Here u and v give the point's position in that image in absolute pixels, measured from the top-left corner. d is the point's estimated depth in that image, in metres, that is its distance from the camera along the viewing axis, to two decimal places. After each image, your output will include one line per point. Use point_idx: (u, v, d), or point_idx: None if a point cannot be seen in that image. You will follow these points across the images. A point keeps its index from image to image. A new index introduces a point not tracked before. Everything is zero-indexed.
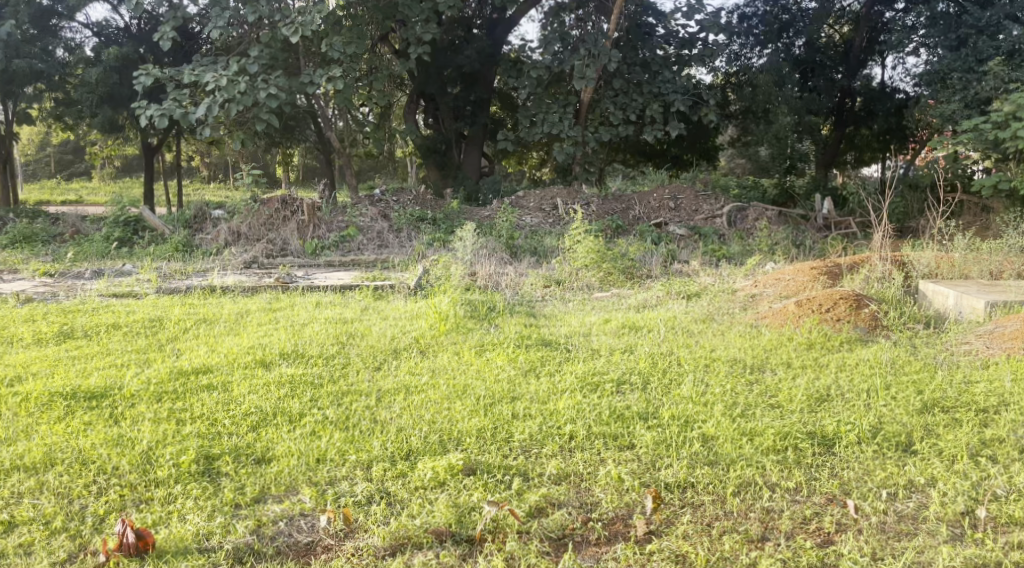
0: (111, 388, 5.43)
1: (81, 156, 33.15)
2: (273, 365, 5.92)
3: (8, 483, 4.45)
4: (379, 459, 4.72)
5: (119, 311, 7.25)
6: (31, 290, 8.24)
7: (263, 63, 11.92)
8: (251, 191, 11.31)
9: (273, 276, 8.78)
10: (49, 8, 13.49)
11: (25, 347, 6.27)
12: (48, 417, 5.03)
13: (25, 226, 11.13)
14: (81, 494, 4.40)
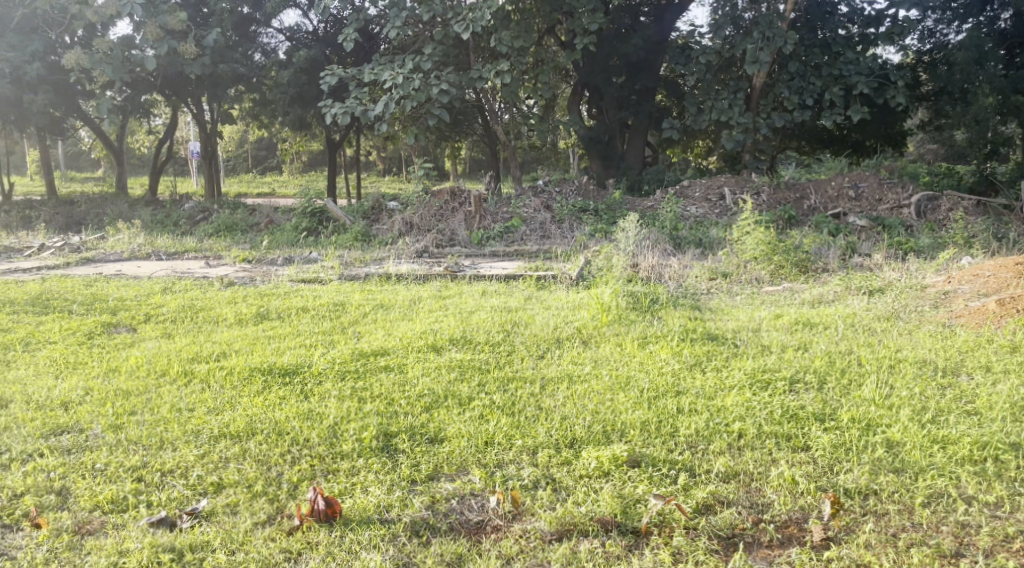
0: (302, 365, 5.82)
1: (273, 153, 35.37)
2: (443, 350, 6.18)
3: (216, 448, 4.85)
4: (544, 445, 4.86)
5: (307, 295, 7.72)
6: (233, 274, 8.90)
7: (436, 59, 12.31)
8: (423, 183, 11.75)
9: (442, 265, 9.08)
10: (249, 16, 14.56)
11: (229, 327, 6.77)
12: (249, 390, 5.45)
13: (227, 217, 12.01)
14: (277, 462, 4.75)
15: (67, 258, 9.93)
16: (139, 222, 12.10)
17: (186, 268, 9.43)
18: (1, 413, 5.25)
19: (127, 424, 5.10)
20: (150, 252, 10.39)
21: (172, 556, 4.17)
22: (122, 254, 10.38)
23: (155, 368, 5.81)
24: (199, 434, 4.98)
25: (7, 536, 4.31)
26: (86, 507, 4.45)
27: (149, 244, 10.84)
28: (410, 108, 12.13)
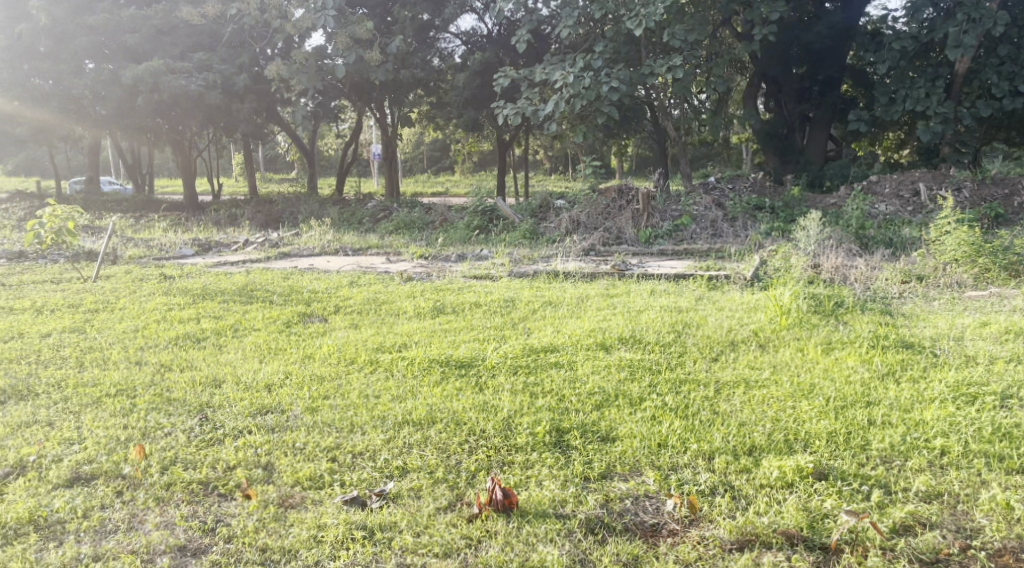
0: (477, 358, 5.99)
1: (447, 153, 36.27)
2: (612, 349, 6.17)
3: (401, 434, 5.02)
4: (720, 451, 4.72)
5: (479, 291, 8.13)
6: (411, 270, 9.45)
7: (607, 57, 12.21)
8: (591, 180, 11.69)
9: (610, 263, 8.99)
10: (429, 22, 14.89)
11: (409, 319, 7.22)
12: (428, 380, 5.68)
13: (405, 215, 12.35)
14: (456, 451, 4.87)
15: (268, 253, 10.53)
16: (327, 220, 12.64)
17: (369, 264, 9.93)
18: (215, 391, 5.62)
19: (322, 407, 5.36)
20: (338, 246, 10.91)
21: (365, 533, 4.35)
22: (316, 249, 10.91)
23: (345, 356, 6.15)
24: (385, 420, 5.18)
25: (222, 503, 4.58)
26: (288, 482, 4.69)
27: (337, 240, 11.35)
28: (580, 107, 12.09)
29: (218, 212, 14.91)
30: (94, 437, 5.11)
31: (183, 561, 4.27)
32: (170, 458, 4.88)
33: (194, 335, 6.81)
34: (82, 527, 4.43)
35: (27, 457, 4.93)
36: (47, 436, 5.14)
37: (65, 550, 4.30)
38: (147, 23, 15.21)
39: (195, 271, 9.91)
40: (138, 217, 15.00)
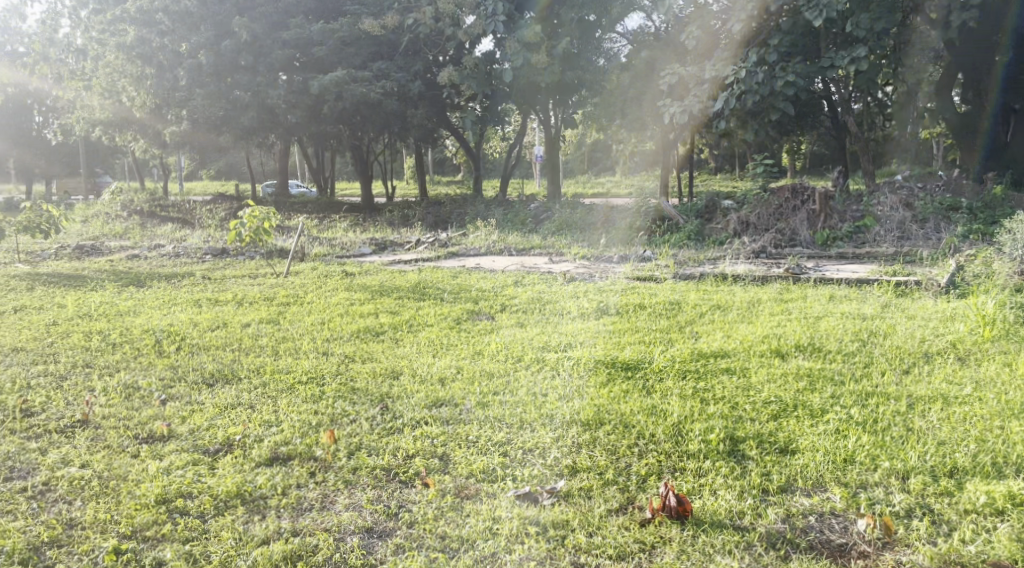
0: (643, 360, 6.36)
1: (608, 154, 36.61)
2: (789, 357, 6.15)
3: (569, 434, 5.27)
4: (918, 471, 4.64)
5: (644, 291, 8.47)
6: (575, 270, 9.79)
7: (783, 49, 11.85)
8: (763, 179, 11.33)
9: (783, 266, 8.66)
10: (594, 22, 15.00)
11: (574, 320, 7.99)
12: (594, 381, 6.03)
13: (568, 216, 12.29)
14: (626, 453, 5.03)
15: (438, 253, 11.28)
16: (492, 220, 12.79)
17: (532, 264, 10.37)
18: (392, 381, 6.17)
19: (493, 402, 5.73)
20: (504, 246, 11.32)
21: (539, 528, 4.52)
22: (482, 248, 11.38)
23: (512, 354, 6.70)
24: (553, 418, 5.47)
25: (404, 490, 4.86)
26: (463, 474, 4.96)
27: (503, 241, 11.67)
28: (752, 103, 12.07)
29: (391, 212, 15.37)
30: (289, 420, 5.60)
31: (371, 542, 4.52)
32: (356, 444, 5.26)
33: (373, 328, 7.86)
34: (281, 504, 4.77)
35: (234, 435, 5.41)
36: (250, 418, 5.65)
37: (267, 524, 4.62)
38: (334, 35, 16.22)
39: (373, 270, 10.94)
40: (322, 217, 15.68)
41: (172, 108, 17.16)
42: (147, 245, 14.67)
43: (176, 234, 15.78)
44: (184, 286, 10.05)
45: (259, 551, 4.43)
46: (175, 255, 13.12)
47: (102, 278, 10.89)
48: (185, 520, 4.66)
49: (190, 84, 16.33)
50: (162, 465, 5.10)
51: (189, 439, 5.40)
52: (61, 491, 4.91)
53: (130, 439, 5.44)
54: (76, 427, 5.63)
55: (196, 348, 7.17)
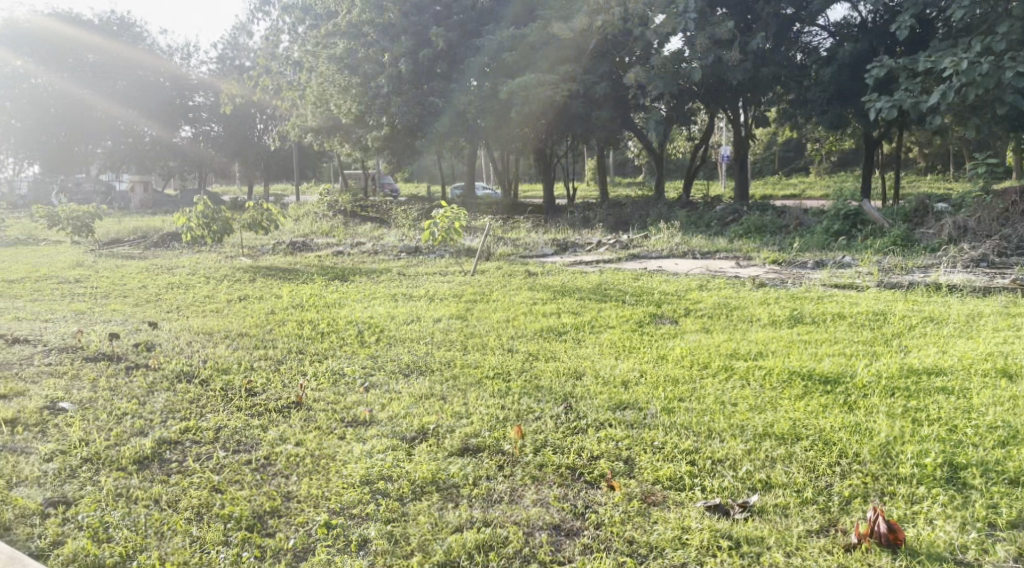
0: (844, 374, 6.31)
1: (801, 153, 36.21)
2: (1017, 377, 6.00)
3: (764, 446, 5.37)
4: None
5: (844, 301, 8.01)
6: (765, 275, 9.46)
7: (1013, 40, 11.30)
8: (984, 181, 10.71)
9: (1008, 277, 8.15)
10: (795, 16, 14.77)
11: (764, 327, 7.77)
12: (788, 393, 6.08)
13: (757, 218, 11.97)
14: (826, 473, 5.08)
15: (618, 253, 11.56)
16: (676, 223, 12.52)
17: (718, 267, 10.16)
18: (576, 382, 6.57)
19: (679, 409, 5.95)
20: (687, 250, 11.23)
21: (730, 542, 4.61)
22: (667, 250, 11.39)
23: (694, 359, 6.92)
24: (744, 430, 5.58)
25: (590, 491, 5.10)
26: (648, 479, 5.14)
27: (686, 243, 11.62)
28: (973, 97, 11.39)
29: (575, 213, 15.50)
30: (479, 413, 6.06)
31: (559, 539, 4.73)
32: (542, 441, 5.60)
33: (556, 329, 8.39)
34: (473, 494, 5.08)
35: (427, 425, 5.88)
36: (442, 408, 6.16)
37: (461, 512, 4.91)
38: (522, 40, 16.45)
39: (556, 270, 11.73)
40: (506, 217, 15.96)
41: (374, 117, 18.19)
42: (351, 242, 16.35)
43: (373, 231, 17.40)
44: (383, 281, 12.14)
45: (453, 538, 4.70)
46: (374, 251, 15.21)
47: (314, 274, 13.09)
48: (386, 502, 5.02)
49: (390, 93, 17.28)
50: (365, 448, 5.58)
51: (389, 425, 5.92)
52: (279, 466, 5.45)
53: (337, 422, 6.03)
54: (291, 407, 6.32)
55: (393, 339, 8.15)
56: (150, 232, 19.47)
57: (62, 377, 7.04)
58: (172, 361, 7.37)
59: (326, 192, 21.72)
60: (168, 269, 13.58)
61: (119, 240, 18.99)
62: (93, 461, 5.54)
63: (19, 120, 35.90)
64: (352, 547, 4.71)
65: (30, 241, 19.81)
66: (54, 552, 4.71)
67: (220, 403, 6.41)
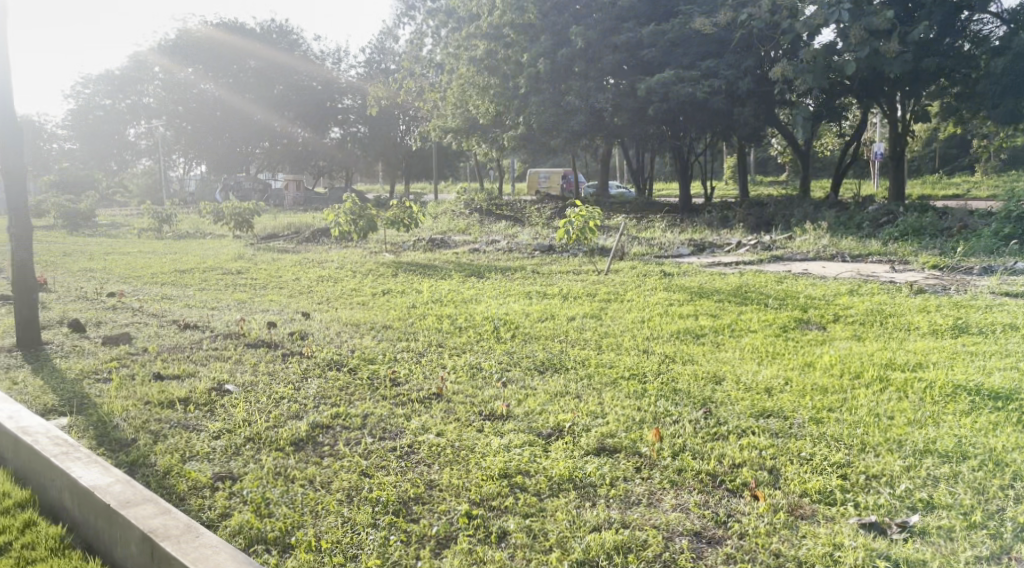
0: (1016, 391, 5.99)
1: (965, 150, 34.50)
2: None
3: (926, 465, 5.11)
4: None
5: (1015, 311, 7.71)
6: (924, 281, 9.01)
7: None
8: None
9: None
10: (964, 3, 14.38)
11: (924, 336, 7.36)
12: (953, 409, 5.82)
13: (917, 220, 11.48)
14: (996, 496, 4.79)
15: (760, 255, 11.21)
16: (825, 223, 12.22)
17: (870, 271, 9.79)
18: (717, 388, 6.54)
19: (828, 420, 5.78)
20: (835, 253, 10.82)
21: (888, 563, 4.32)
22: (809, 252, 11.16)
23: (844, 368, 6.72)
24: (903, 445, 5.35)
25: (732, 499, 4.95)
26: (794, 490, 4.95)
27: (835, 245, 11.26)
28: None
29: (713, 212, 15.08)
30: (614, 413, 6.10)
31: (701, 547, 4.56)
32: (681, 446, 5.52)
33: (694, 331, 8.23)
34: (611, 494, 5.01)
35: (563, 422, 5.96)
36: (577, 406, 6.27)
37: (598, 513, 4.82)
38: (664, 37, 16.13)
39: (692, 271, 11.41)
40: (641, 217, 15.60)
41: (512, 117, 18.32)
42: (486, 240, 16.65)
43: (508, 229, 17.57)
44: (517, 279, 12.10)
45: (592, 536, 4.60)
46: (509, 249, 15.53)
47: (451, 270, 13.42)
48: (523, 497, 5.01)
49: (529, 92, 17.39)
50: (503, 442, 5.68)
51: (524, 421, 6.05)
52: (422, 455, 5.55)
53: (475, 415, 6.23)
54: (432, 398, 6.58)
55: (528, 336, 8.34)
56: (302, 228, 20.26)
57: (227, 361, 7.61)
58: (324, 351, 7.84)
59: (464, 190, 21.94)
60: (320, 264, 14.26)
61: (275, 236, 19.87)
62: (255, 440, 5.89)
63: (189, 125, 38.66)
64: (492, 538, 4.68)
65: (200, 236, 21.26)
66: (222, 523, 4.88)
67: (366, 391, 6.75)
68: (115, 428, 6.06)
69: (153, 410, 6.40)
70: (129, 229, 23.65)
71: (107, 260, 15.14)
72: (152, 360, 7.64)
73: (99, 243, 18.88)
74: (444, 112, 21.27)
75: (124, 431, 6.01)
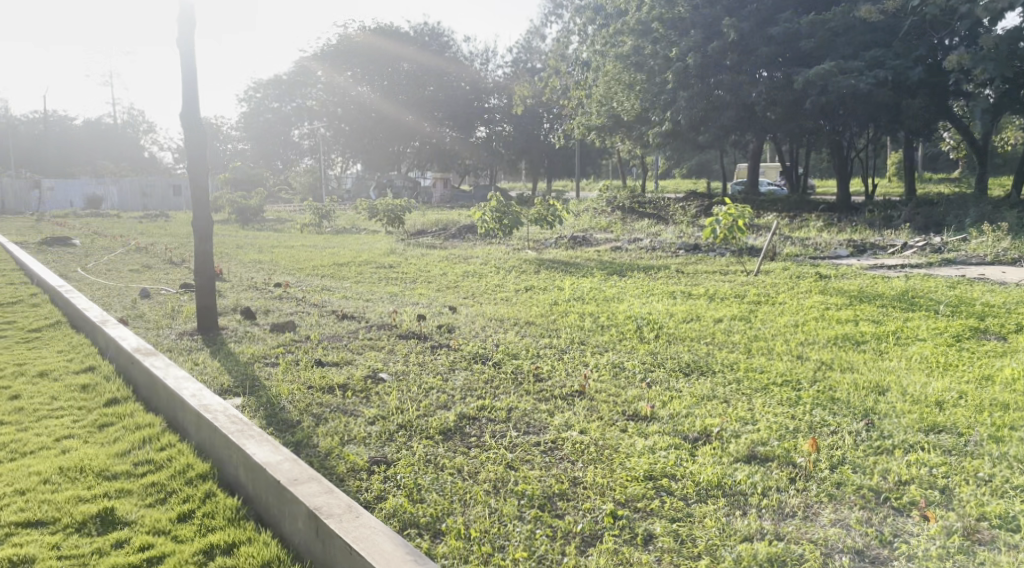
0: None
1: None
2: None
3: None
4: None
5: None
6: None
7: None
8: None
9: None
10: None
11: None
12: None
13: None
14: None
15: (930, 257, 10.61)
16: (1003, 224, 11.48)
17: None
18: (881, 398, 6.17)
19: (1009, 438, 5.47)
20: (1016, 257, 10.30)
21: None
22: (986, 256, 10.50)
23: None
24: None
25: (899, 519, 4.78)
26: (970, 514, 4.73)
27: (1015, 248, 10.56)
28: None
29: (873, 213, 14.33)
30: (766, 420, 5.88)
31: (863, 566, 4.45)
32: (839, 458, 5.32)
33: (854, 338, 7.75)
34: (763, 504, 4.91)
35: (711, 427, 5.80)
36: (725, 411, 6.05)
37: (750, 521, 4.76)
38: (825, 27, 15.64)
39: (852, 272, 10.87)
40: (794, 217, 14.94)
41: (659, 113, 18.02)
42: (629, 238, 16.40)
43: (652, 228, 17.26)
44: (662, 278, 11.80)
45: (743, 547, 4.55)
46: (653, 247, 15.20)
47: (592, 268, 13.21)
48: (671, 500, 4.96)
49: (677, 88, 17.03)
50: (648, 443, 5.58)
51: (669, 423, 5.90)
52: (566, 452, 5.54)
53: (619, 414, 6.11)
54: (574, 396, 6.48)
55: (672, 336, 8.05)
56: (448, 224, 20.49)
57: (381, 351, 7.67)
58: (470, 344, 7.80)
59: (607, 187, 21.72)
60: (467, 259, 14.33)
61: (423, 232, 20.17)
62: (407, 427, 5.93)
63: (347, 125, 40.46)
64: (637, 540, 4.67)
65: (352, 231, 21.81)
66: (378, 505, 4.99)
67: (510, 385, 6.70)
68: (282, 409, 6.23)
69: (316, 394, 6.53)
70: (289, 223, 24.57)
71: (272, 253, 15.68)
72: (313, 346, 7.81)
73: (259, 237, 19.61)
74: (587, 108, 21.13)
75: (289, 413, 6.18)
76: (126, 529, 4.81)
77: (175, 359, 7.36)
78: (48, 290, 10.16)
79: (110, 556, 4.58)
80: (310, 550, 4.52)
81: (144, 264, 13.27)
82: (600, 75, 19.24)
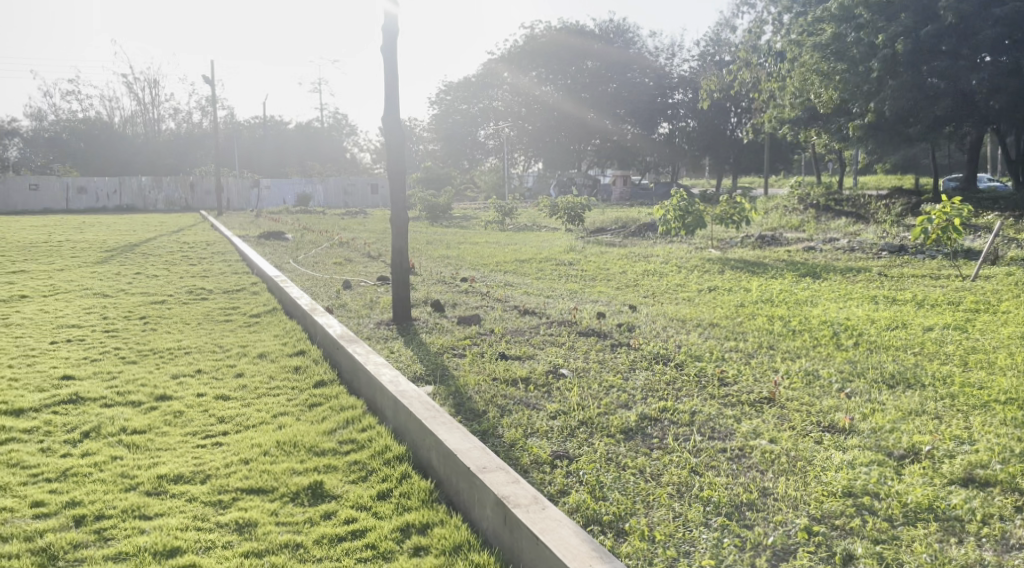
0: None
1: None
2: None
3: None
4: None
5: None
6: None
7: None
8: None
9: None
10: None
11: None
12: None
13: None
14: None
15: None
16: None
17: None
18: None
19: None
20: None
21: None
22: None
23: None
24: None
25: None
26: None
27: None
28: None
29: None
30: (986, 442, 5.21)
31: None
32: None
33: None
34: (983, 532, 4.43)
35: (920, 445, 5.20)
36: (938, 429, 5.41)
37: (967, 551, 4.29)
38: None
39: None
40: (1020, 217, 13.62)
41: (861, 104, 16.95)
42: (824, 237, 15.46)
43: (849, 227, 16.21)
44: (861, 281, 10.97)
45: None
46: (850, 249, 14.16)
47: (783, 268, 12.46)
48: (875, 520, 4.53)
49: (883, 76, 15.91)
50: (846, 458, 5.09)
51: (871, 438, 5.34)
52: (754, 460, 5.12)
53: (813, 425, 5.58)
54: (763, 403, 5.94)
55: (873, 345, 7.32)
56: (629, 221, 20.05)
57: (561, 347, 7.37)
58: (651, 344, 7.37)
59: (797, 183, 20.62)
60: (647, 258, 13.88)
61: (602, 229, 19.81)
62: (588, 424, 5.61)
63: (531, 125, 41.29)
64: (835, 560, 4.30)
65: (533, 228, 21.74)
66: (561, 499, 4.76)
67: (693, 388, 6.23)
68: (470, 399, 6.03)
69: (501, 386, 6.30)
70: (472, 220, 24.83)
71: (458, 249, 15.76)
72: (496, 340, 7.60)
73: (444, 234, 19.80)
74: (778, 100, 20.15)
75: (475, 403, 5.97)
76: (334, 501, 4.82)
77: (373, 346, 7.35)
78: (267, 278, 10.56)
79: (320, 526, 4.59)
80: (498, 538, 4.38)
81: (344, 257, 13.61)
82: (795, 67, 18.32)
